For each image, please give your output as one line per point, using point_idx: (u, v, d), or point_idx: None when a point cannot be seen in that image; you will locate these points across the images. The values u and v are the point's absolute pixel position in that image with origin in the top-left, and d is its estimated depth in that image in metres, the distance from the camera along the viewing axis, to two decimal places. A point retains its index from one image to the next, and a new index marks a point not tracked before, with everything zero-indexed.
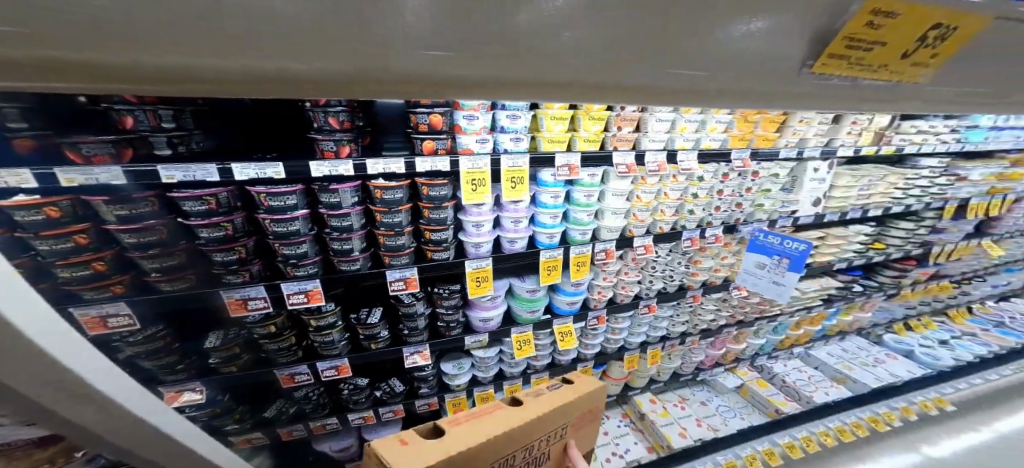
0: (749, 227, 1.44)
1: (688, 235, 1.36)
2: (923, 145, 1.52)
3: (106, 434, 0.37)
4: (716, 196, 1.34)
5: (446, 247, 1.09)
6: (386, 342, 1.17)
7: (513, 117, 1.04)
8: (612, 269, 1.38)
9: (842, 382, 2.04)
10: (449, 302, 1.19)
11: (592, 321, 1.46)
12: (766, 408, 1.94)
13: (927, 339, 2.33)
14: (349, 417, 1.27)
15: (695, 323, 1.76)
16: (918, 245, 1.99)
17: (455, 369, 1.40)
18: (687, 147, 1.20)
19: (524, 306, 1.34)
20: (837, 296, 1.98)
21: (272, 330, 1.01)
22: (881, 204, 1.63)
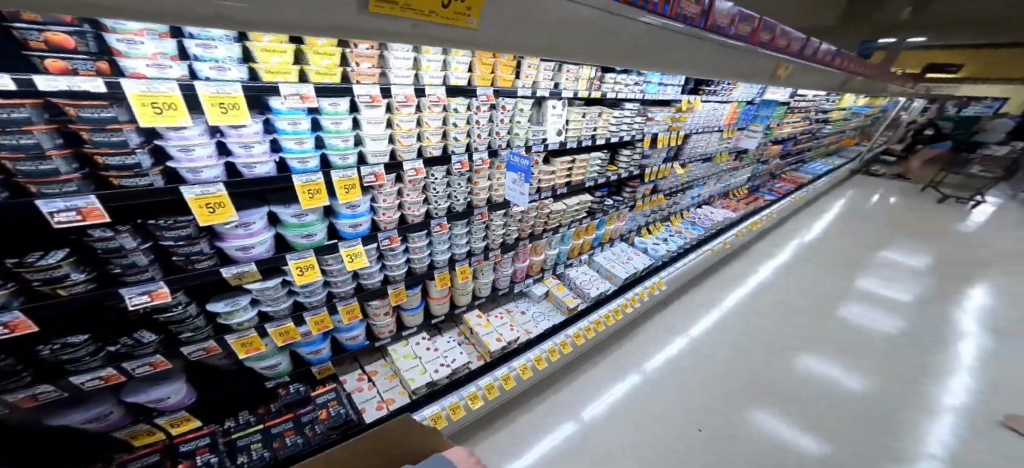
0: (506, 150, 1.83)
1: (456, 158, 1.66)
2: (619, 93, 2.21)
3: None
4: (475, 125, 1.68)
5: (141, 172, 1.00)
6: (82, 287, 0.99)
7: (206, 46, 1.01)
8: (388, 191, 1.55)
9: (610, 277, 2.90)
10: (173, 233, 1.10)
11: (384, 242, 1.62)
12: (562, 306, 2.53)
13: (658, 239, 3.52)
14: (74, 381, 1.02)
15: (493, 239, 2.10)
16: (636, 167, 2.87)
17: (228, 307, 1.27)
18: (434, 84, 1.46)
19: (293, 231, 1.37)
20: (596, 209, 2.75)
21: None
22: (604, 134, 2.34)
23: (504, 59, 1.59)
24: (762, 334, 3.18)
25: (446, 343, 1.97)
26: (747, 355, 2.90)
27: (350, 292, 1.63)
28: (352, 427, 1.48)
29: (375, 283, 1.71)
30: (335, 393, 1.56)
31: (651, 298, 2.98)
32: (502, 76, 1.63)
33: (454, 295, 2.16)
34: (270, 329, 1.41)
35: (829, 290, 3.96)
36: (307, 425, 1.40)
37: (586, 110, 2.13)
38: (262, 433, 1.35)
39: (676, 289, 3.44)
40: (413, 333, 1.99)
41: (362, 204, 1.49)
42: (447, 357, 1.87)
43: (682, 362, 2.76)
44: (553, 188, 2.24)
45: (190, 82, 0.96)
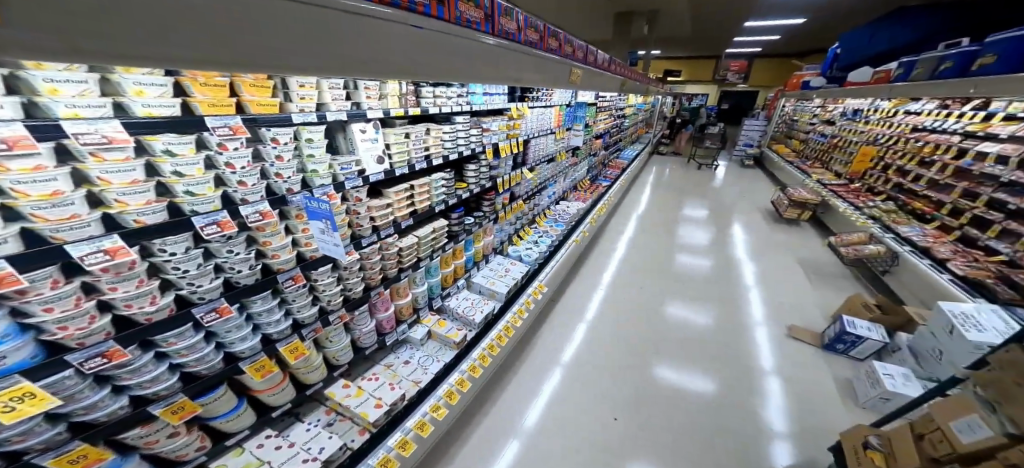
0: (297, 193, 1.37)
1: (205, 219, 1.09)
2: (443, 106, 2.05)
3: None
4: (225, 169, 1.14)
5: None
6: None
7: None
8: (64, 292, 0.87)
9: (493, 295, 2.72)
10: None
11: (94, 362, 0.94)
12: (449, 342, 2.21)
13: (529, 243, 3.59)
14: None
15: (327, 300, 1.61)
16: (487, 179, 2.80)
17: None
18: (85, 115, 0.82)
19: None
20: (458, 230, 2.55)
21: None
22: (439, 152, 2.16)
23: (249, 77, 1.19)
24: (635, 299, 3.65)
25: (305, 432, 1.50)
26: (629, 327, 3.21)
27: (61, 436, 0.94)
28: None
29: (119, 410, 1.04)
30: None
31: (536, 305, 2.93)
32: (255, 100, 1.20)
33: (300, 378, 1.62)
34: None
35: (666, 246, 4.85)
36: None
37: (409, 129, 1.91)
38: None
39: (557, 282, 3.54)
40: (250, 437, 1.45)
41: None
42: (311, 449, 1.43)
43: (585, 351, 2.89)
44: (394, 222, 1.94)
45: None
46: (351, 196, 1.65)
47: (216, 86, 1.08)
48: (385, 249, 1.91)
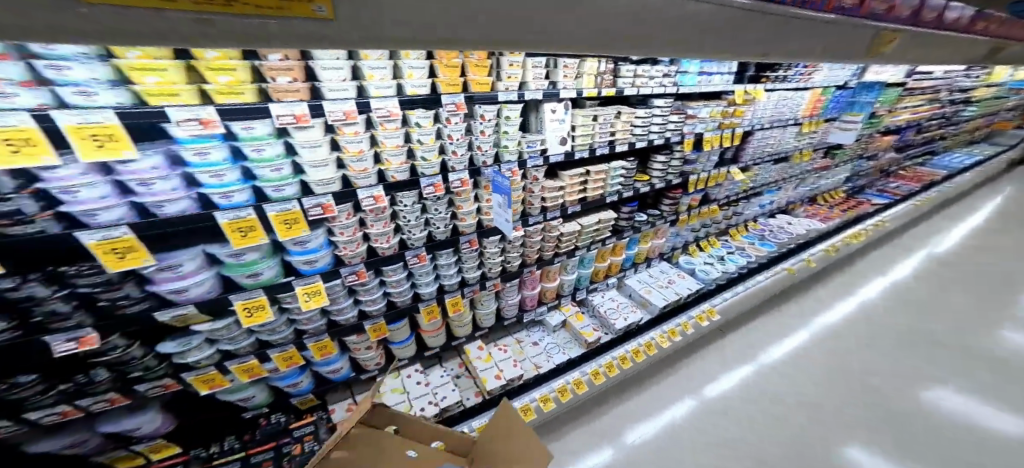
0: (490, 168, 1.57)
1: (426, 181, 1.44)
2: (642, 88, 1.80)
3: None
4: (447, 140, 1.45)
5: (32, 216, 0.89)
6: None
7: (58, 66, 0.82)
8: (345, 223, 1.37)
9: (644, 304, 2.48)
10: (91, 276, 1.01)
11: (350, 278, 1.46)
12: (580, 339, 2.20)
13: (711, 257, 2.95)
14: (28, 419, 1.02)
15: (490, 266, 1.86)
16: (677, 175, 2.38)
17: (178, 347, 1.21)
18: (382, 95, 1.22)
19: (236, 271, 1.23)
20: (624, 227, 2.34)
21: None
22: (625, 139, 1.96)
23: (474, 58, 1.34)
24: (880, 367, 2.41)
25: (439, 377, 1.79)
26: (847, 399, 2.19)
27: (322, 328, 1.51)
28: None
29: (350, 318, 1.57)
30: (313, 426, 1.47)
31: (696, 331, 2.42)
32: (476, 79, 1.37)
33: (451, 327, 1.97)
34: (230, 366, 1.34)
35: (993, 318, 2.87)
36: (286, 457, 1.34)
37: (600, 111, 1.79)
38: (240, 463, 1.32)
39: (744, 307, 2.73)
40: (406, 364, 1.83)
41: (314, 239, 1.33)
42: (438, 394, 1.70)
43: (755, 395, 2.21)
44: (562, 206, 1.95)
45: (49, 111, 0.81)
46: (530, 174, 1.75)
47: (451, 67, 1.30)
48: (546, 230, 1.97)
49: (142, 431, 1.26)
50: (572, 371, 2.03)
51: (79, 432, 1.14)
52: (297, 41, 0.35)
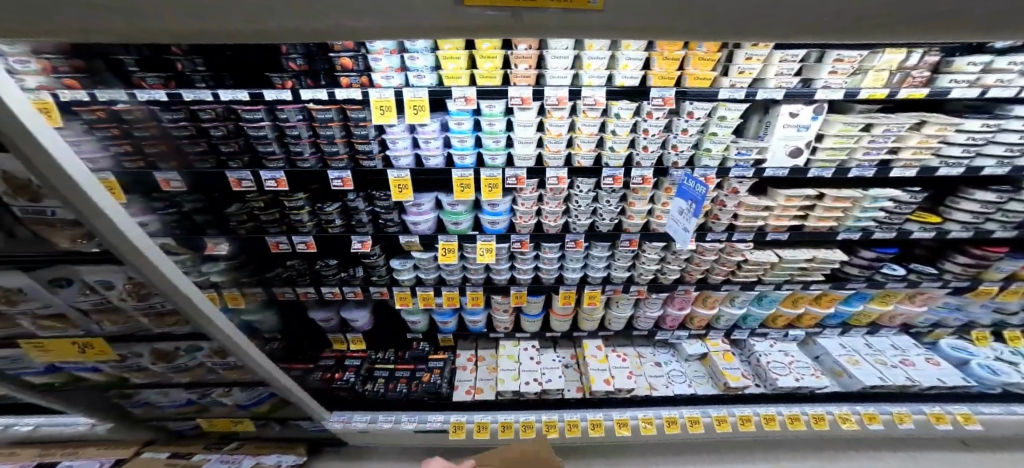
0: (682, 170, 1.14)
1: (608, 172, 1.13)
2: (993, 88, 1.08)
3: (171, 293, 0.76)
4: (640, 135, 1.09)
5: (374, 157, 1.11)
6: (340, 229, 1.26)
7: (412, 56, 0.95)
8: (528, 196, 1.19)
9: (838, 375, 1.71)
10: (384, 203, 1.22)
11: (516, 245, 1.31)
12: (719, 381, 1.70)
13: (1016, 356, 1.77)
14: (323, 290, 1.44)
15: (640, 272, 1.43)
16: (1011, 227, 1.44)
17: (400, 265, 1.38)
18: (594, 85, 0.99)
19: (447, 217, 1.26)
20: (858, 275, 1.60)
21: (263, 205, 1.21)
22: (911, 164, 1.26)
23: (701, 49, 0.97)
24: None
25: (550, 360, 1.75)
26: None
27: (480, 280, 1.45)
28: (442, 398, 1.62)
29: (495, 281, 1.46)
30: (442, 363, 1.73)
31: (922, 430, 1.64)
32: (695, 74, 1.00)
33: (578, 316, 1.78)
34: (418, 292, 1.44)
35: None
36: (415, 380, 1.64)
37: (877, 118, 1.17)
38: (389, 372, 1.66)
39: None
40: (527, 338, 1.83)
41: (505, 203, 1.23)
42: (543, 375, 1.68)
43: None
44: (760, 230, 1.39)
45: (401, 88, 0.98)
46: (727, 186, 1.26)
47: (672, 60, 0.97)
48: (725, 250, 1.47)
49: (357, 324, 1.69)
50: (693, 406, 1.64)
51: (330, 311, 1.68)
52: (561, 30, 0.34)
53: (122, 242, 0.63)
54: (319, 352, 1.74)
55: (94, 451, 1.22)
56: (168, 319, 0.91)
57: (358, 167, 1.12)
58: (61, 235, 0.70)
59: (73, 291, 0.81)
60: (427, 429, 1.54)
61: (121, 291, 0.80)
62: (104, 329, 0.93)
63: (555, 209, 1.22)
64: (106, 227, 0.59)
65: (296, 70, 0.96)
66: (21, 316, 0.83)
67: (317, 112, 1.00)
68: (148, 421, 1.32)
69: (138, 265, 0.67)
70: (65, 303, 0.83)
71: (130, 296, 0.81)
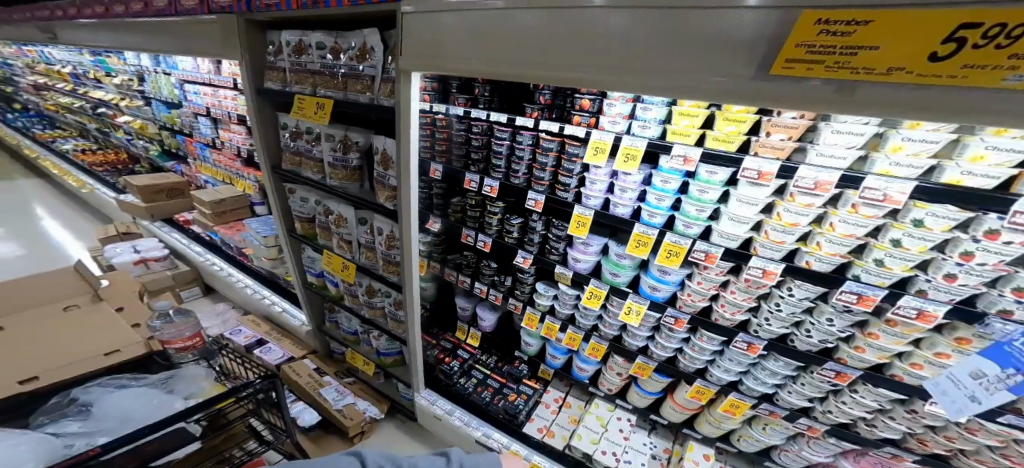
0: (1018, 327, 0.71)
1: (852, 285, 0.86)
2: None
3: (408, 262, 0.95)
4: (949, 257, 0.76)
5: (570, 190, 1.09)
6: (515, 240, 1.26)
7: (645, 108, 0.92)
8: (712, 276, 1.06)
9: None
10: (558, 231, 1.19)
11: (669, 322, 1.17)
12: None
13: None
14: (477, 285, 1.46)
15: (828, 409, 1.09)
16: None
17: (542, 289, 1.38)
18: (895, 175, 0.75)
19: (608, 265, 1.19)
20: None
21: (474, 203, 1.26)
22: None
23: None
24: None
25: (640, 443, 1.52)
26: None
27: (609, 335, 1.36)
28: (513, 424, 1.57)
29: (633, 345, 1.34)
30: (531, 391, 1.66)
31: None
32: None
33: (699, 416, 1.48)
34: (545, 319, 1.43)
35: None
36: (500, 394, 1.63)
37: None
38: (482, 377, 1.71)
39: None
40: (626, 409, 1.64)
41: (677, 273, 1.12)
42: (624, 453, 1.47)
43: None
44: None
45: (621, 134, 0.96)
46: None
47: None
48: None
49: (483, 323, 1.77)
50: None
51: (471, 301, 1.80)
52: (950, 112, 0.34)
53: (405, 215, 0.83)
54: (442, 333, 1.90)
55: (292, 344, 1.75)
56: (388, 275, 1.11)
57: (551, 194, 1.11)
58: (382, 192, 0.91)
59: (365, 230, 1.11)
60: (487, 445, 1.48)
61: (381, 240, 1.05)
62: (360, 259, 1.17)
63: (743, 301, 1.05)
64: (406, 200, 0.81)
65: (545, 105, 1.03)
66: (336, 236, 1.16)
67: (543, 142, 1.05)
68: (335, 333, 1.74)
69: (404, 235, 0.88)
70: (357, 235, 1.13)
71: (384, 245, 1.06)
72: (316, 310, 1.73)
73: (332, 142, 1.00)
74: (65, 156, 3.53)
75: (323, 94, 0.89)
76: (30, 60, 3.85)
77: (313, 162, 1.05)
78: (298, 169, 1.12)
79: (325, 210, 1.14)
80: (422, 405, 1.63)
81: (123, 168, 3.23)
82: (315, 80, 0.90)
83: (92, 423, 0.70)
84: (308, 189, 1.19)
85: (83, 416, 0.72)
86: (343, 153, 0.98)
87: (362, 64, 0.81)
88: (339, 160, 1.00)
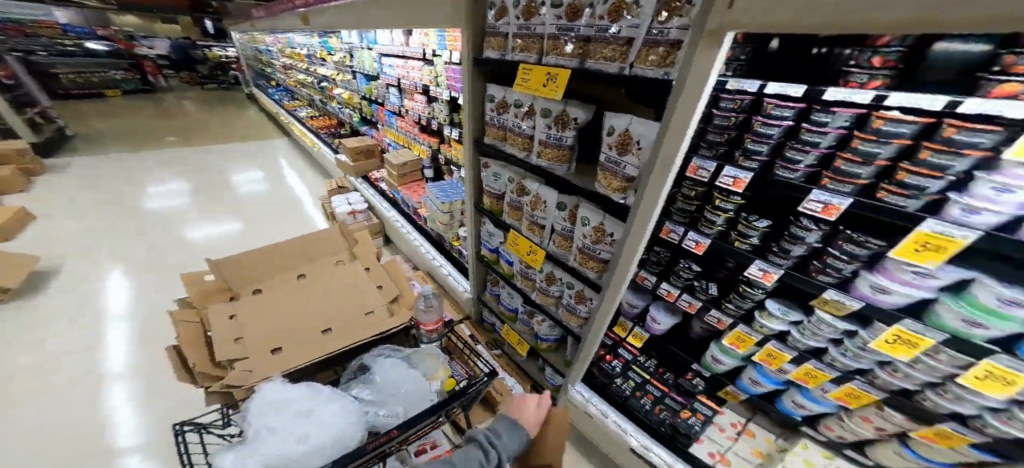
0: None
1: None
2: None
3: (620, 264, 0.89)
4: None
5: (920, 197, 0.62)
6: (749, 248, 0.87)
7: None
8: None
9: None
10: (857, 249, 0.73)
11: None
12: None
13: None
14: (660, 286, 1.14)
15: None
16: None
17: (780, 312, 0.94)
18: None
19: (976, 314, 0.64)
20: None
21: (689, 196, 0.91)
22: None
23: None
24: None
25: None
26: None
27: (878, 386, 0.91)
28: (680, 437, 1.28)
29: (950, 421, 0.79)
30: (711, 413, 1.34)
31: None
32: None
33: None
34: (768, 345, 0.99)
35: None
36: (662, 405, 1.37)
37: None
38: (638, 381, 1.45)
39: None
40: None
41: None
42: None
43: None
44: None
45: None
46: None
47: None
48: None
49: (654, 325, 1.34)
50: None
51: None
52: None
53: (644, 220, 0.77)
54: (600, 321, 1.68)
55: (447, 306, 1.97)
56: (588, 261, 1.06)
57: (866, 199, 0.67)
58: (608, 182, 0.84)
59: (562, 216, 1.10)
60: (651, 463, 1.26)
61: (586, 231, 1.00)
62: (549, 245, 1.19)
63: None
64: (651, 206, 0.75)
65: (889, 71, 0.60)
66: (528, 218, 1.19)
67: (880, 122, 0.62)
68: (492, 309, 1.81)
69: (633, 238, 0.83)
70: (551, 220, 1.14)
71: (586, 238, 1.02)
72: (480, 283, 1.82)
73: (547, 118, 0.98)
74: (299, 119, 4.65)
75: (552, 62, 0.86)
76: (283, 46, 5.10)
77: (523, 138, 1.07)
78: (501, 144, 1.18)
79: (520, 186, 1.18)
80: (575, 399, 1.46)
81: (332, 131, 4.03)
82: (544, 46, 0.89)
83: (376, 394, 0.91)
84: (500, 163, 1.27)
85: (369, 382, 0.95)
86: (558, 130, 0.96)
87: (612, 24, 0.73)
88: (554, 137, 0.98)
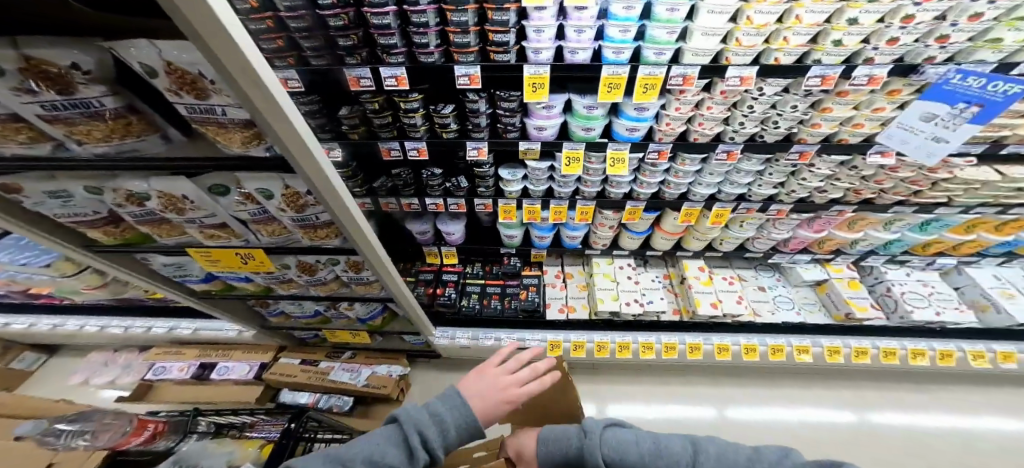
0: (944, 67, 0.84)
1: (819, 70, 0.85)
2: None
3: (342, 216, 0.75)
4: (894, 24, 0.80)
5: (509, 50, 0.89)
6: (454, 134, 1.09)
7: None
8: (689, 99, 0.96)
9: (980, 310, 1.48)
10: (508, 104, 1.00)
11: (651, 157, 1.11)
12: (836, 311, 1.52)
13: None
14: (426, 202, 1.28)
15: (791, 190, 1.22)
16: None
17: (510, 176, 1.23)
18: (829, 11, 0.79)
19: (579, 122, 1.05)
20: None
21: (377, 107, 1.02)
22: None
23: None
24: None
25: (649, 281, 1.60)
26: None
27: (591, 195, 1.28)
28: (535, 317, 1.54)
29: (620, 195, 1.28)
30: (537, 279, 1.61)
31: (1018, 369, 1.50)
32: None
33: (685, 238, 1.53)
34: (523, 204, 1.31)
35: None
36: (507, 297, 1.55)
37: None
38: (479, 288, 1.57)
39: None
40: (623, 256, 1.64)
41: (656, 107, 1.00)
42: (643, 296, 1.53)
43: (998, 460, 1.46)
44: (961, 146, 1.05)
45: None
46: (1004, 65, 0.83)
47: None
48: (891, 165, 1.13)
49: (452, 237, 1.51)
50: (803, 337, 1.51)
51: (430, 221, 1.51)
52: None
53: (311, 166, 0.61)
54: (411, 266, 1.67)
55: (243, 354, 1.63)
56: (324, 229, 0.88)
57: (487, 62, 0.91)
58: (230, 138, 0.61)
59: (235, 200, 0.80)
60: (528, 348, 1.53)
61: (279, 204, 0.78)
62: (262, 238, 0.93)
63: (719, 115, 0.99)
64: (298, 149, 0.56)
65: None
66: (189, 224, 0.84)
67: None
68: (292, 326, 1.53)
69: (326, 187, 0.67)
70: (224, 212, 0.83)
71: (289, 207, 0.79)
72: (246, 315, 1.45)
73: (5, 78, 0.50)
74: None
75: None
76: None
77: (11, 124, 0.56)
78: None
79: (125, 195, 0.76)
80: (443, 344, 1.57)
81: None
82: None
83: None
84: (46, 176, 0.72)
85: None
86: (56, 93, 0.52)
87: None
88: (61, 105, 0.54)
